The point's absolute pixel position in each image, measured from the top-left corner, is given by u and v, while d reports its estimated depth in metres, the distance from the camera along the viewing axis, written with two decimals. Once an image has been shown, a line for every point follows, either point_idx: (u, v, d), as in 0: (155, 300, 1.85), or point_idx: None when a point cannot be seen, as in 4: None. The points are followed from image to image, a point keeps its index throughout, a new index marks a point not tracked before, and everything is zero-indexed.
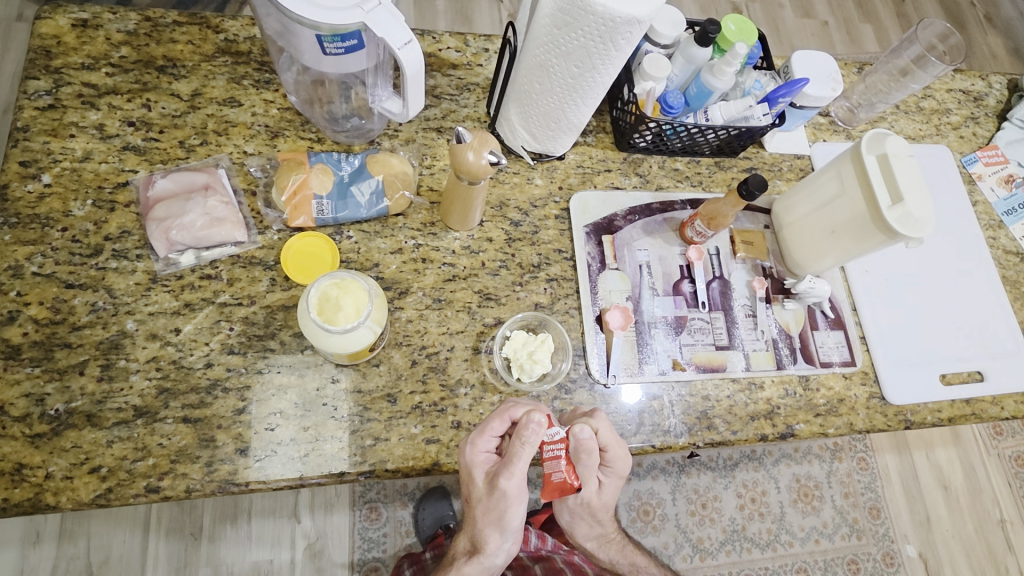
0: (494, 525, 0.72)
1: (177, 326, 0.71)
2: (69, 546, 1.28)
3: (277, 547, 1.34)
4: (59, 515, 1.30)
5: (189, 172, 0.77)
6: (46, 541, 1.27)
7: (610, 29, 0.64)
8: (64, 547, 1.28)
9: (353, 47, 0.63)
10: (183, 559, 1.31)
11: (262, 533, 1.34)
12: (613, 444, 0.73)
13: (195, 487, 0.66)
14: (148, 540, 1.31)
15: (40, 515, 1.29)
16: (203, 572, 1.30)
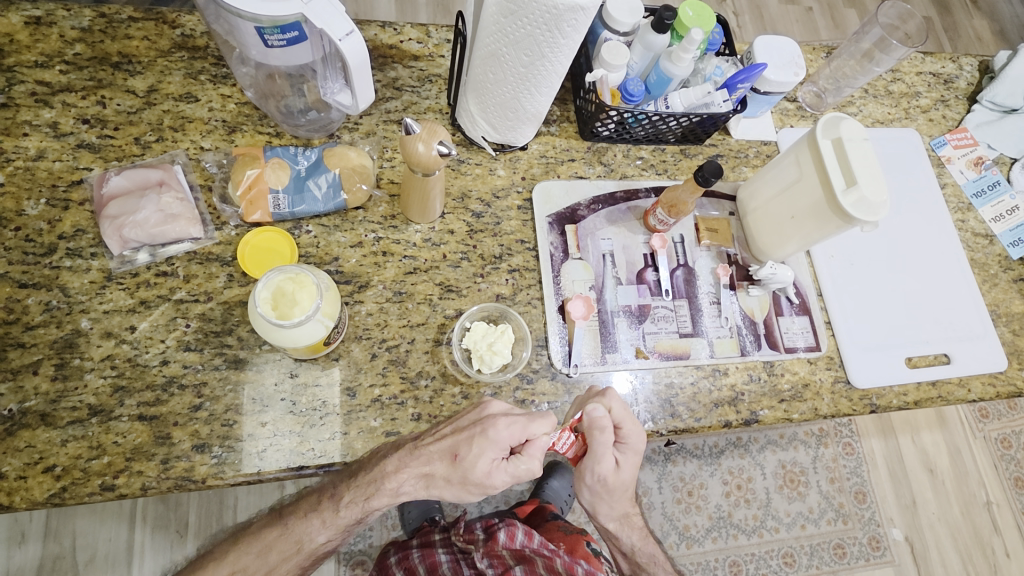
0: (405, 474, 0.67)
1: (132, 324, 0.71)
2: (54, 544, 1.28)
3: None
4: (43, 514, 1.30)
5: (144, 168, 0.76)
6: (31, 541, 1.28)
7: (554, 17, 0.63)
8: (48, 546, 1.28)
9: (296, 39, 0.62)
10: (168, 556, 1.30)
11: None
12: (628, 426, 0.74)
13: (151, 484, 0.66)
14: (133, 537, 1.31)
15: (23, 515, 1.29)
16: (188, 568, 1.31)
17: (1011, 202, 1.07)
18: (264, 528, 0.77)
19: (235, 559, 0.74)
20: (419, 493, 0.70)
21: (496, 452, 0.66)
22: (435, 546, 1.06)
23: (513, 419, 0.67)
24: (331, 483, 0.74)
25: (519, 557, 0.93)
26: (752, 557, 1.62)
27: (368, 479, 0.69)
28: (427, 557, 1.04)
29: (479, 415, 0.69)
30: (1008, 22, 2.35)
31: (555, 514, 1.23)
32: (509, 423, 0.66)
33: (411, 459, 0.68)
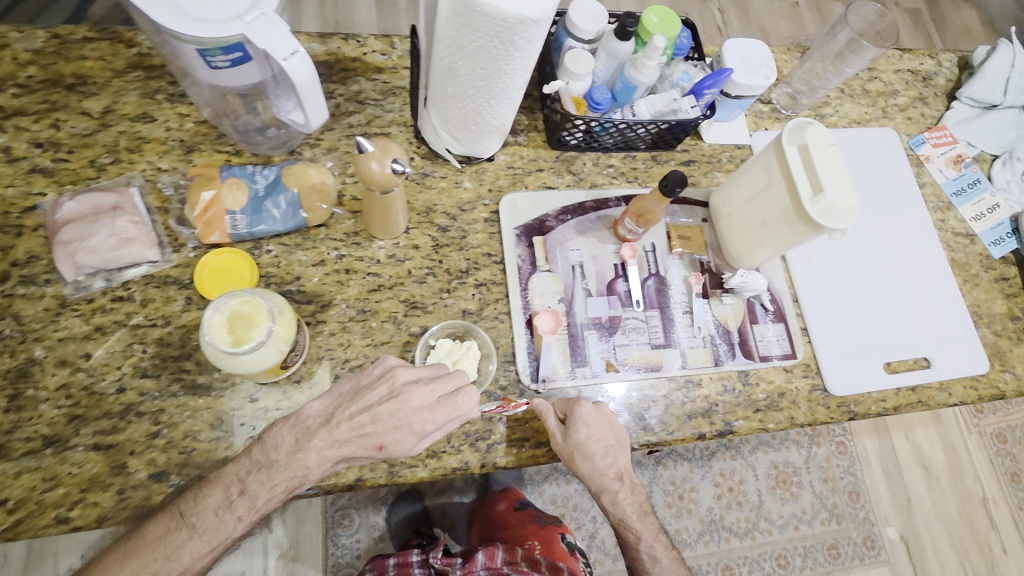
0: (325, 462, 0.65)
1: (88, 351, 0.70)
2: None
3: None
4: None
5: (99, 192, 0.75)
6: None
7: (504, 30, 0.61)
8: None
9: (241, 59, 0.61)
10: None
11: None
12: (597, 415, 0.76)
13: (108, 515, 0.65)
14: None
15: None
16: None
17: (992, 200, 1.05)
18: (161, 526, 0.63)
19: (143, 562, 0.63)
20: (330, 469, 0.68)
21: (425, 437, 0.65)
22: (413, 565, 1.07)
23: (435, 408, 0.64)
24: (236, 471, 0.65)
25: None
26: (745, 560, 1.61)
27: (289, 469, 0.64)
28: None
29: (398, 396, 0.64)
30: (997, 12, 2.33)
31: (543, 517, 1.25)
32: (436, 413, 0.64)
33: (331, 445, 0.64)
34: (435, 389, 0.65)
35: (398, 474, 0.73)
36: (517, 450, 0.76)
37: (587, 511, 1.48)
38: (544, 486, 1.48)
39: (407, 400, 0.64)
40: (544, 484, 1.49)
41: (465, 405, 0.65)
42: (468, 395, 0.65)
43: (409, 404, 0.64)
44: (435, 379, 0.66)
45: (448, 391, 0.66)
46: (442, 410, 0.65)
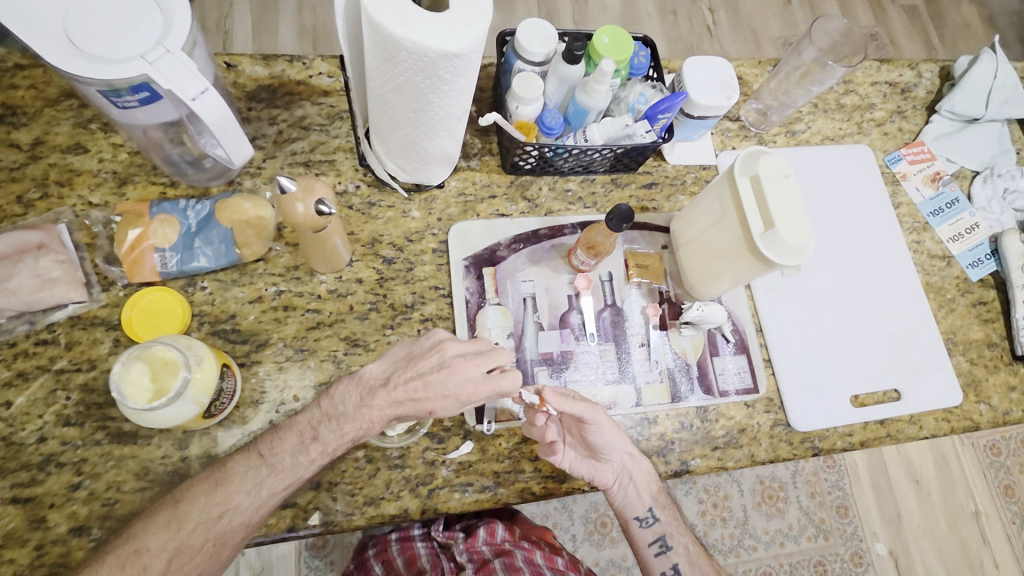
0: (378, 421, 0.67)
1: (8, 399, 0.68)
2: None
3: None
4: None
5: (24, 229, 0.72)
6: None
7: (427, 65, 0.58)
8: None
9: (151, 98, 0.57)
10: None
11: None
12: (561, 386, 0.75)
13: (22, 572, 0.63)
14: None
15: None
16: None
17: (971, 219, 1.01)
18: (242, 463, 0.65)
19: (225, 497, 0.65)
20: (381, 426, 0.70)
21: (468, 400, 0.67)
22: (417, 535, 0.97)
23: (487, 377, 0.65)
24: (308, 420, 0.67)
25: (500, 550, 0.93)
26: None
27: (357, 421, 0.67)
28: (405, 549, 0.95)
29: (449, 366, 0.65)
30: (997, 8, 2.26)
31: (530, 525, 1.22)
32: (480, 388, 0.65)
33: (387, 403, 0.66)
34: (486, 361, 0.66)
35: (334, 522, 0.70)
36: (460, 495, 0.73)
37: (566, 530, 1.46)
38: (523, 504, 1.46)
39: (457, 371, 0.65)
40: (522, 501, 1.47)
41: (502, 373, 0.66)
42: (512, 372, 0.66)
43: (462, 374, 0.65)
44: (480, 354, 0.66)
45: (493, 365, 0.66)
46: (485, 386, 0.65)
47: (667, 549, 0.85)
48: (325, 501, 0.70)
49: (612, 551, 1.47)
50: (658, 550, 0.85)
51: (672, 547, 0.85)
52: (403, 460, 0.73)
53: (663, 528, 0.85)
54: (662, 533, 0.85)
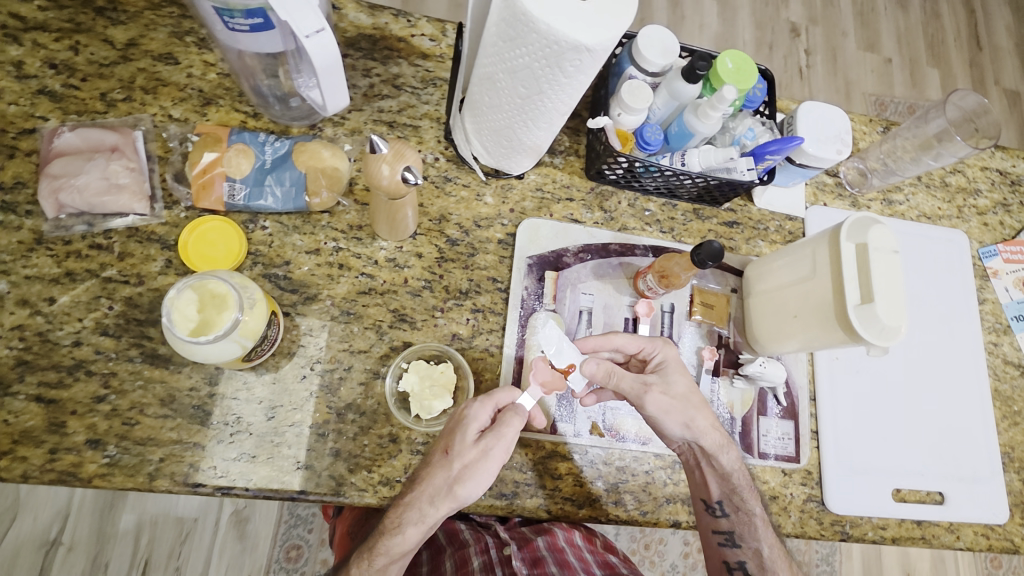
0: (433, 518, 0.64)
1: (52, 296, 0.66)
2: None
3: (202, 509, 1.50)
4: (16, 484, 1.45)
5: (101, 129, 0.70)
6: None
7: (554, 53, 0.54)
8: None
9: (261, 26, 0.54)
10: (108, 503, 1.46)
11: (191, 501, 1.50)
12: (633, 342, 0.74)
13: (32, 474, 0.61)
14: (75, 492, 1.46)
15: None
16: (127, 515, 1.46)
17: None
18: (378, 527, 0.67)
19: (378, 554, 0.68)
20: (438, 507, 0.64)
21: (506, 452, 0.65)
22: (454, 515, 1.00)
23: (505, 423, 0.65)
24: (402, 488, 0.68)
25: (539, 530, 0.96)
26: None
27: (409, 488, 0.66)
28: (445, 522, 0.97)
29: (457, 425, 0.67)
30: None
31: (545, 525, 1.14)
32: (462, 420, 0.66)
33: (415, 498, 0.64)
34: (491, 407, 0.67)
35: (344, 495, 0.67)
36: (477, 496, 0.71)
37: None
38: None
39: (465, 431, 0.65)
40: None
41: (518, 419, 0.66)
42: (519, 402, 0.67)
43: (471, 433, 0.65)
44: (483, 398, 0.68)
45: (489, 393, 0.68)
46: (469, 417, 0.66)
47: (734, 545, 0.77)
48: (340, 471, 0.68)
49: None
50: (724, 542, 0.78)
51: (739, 546, 0.77)
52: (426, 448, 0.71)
53: (733, 525, 0.76)
54: (731, 530, 0.76)
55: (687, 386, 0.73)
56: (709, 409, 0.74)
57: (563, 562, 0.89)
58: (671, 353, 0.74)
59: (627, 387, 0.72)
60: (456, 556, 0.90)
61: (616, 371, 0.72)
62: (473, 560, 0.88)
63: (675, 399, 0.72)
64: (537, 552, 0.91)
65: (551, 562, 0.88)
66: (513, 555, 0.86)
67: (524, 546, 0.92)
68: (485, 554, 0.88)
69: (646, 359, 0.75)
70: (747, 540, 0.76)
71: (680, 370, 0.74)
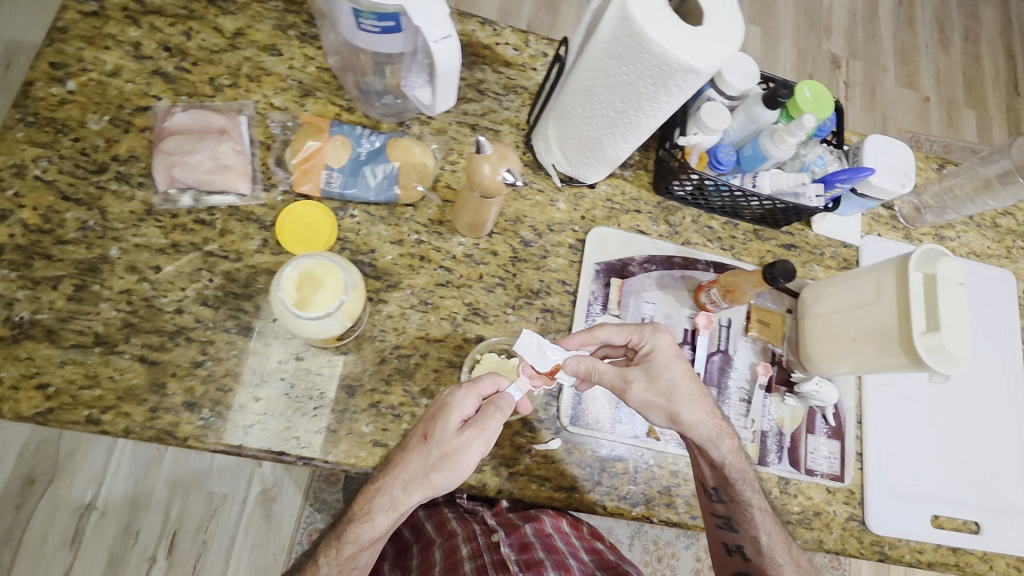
0: (404, 504, 0.65)
1: (158, 265, 0.70)
2: (40, 453, 1.45)
3: (233, 485, 1.52)
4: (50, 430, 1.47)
5: (210, 112, 0.74)
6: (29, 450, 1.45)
7: (663, 73, 0.57)
8: (36, 453, 1.45)
9: (389, 29, 0.59)
10: (143, 470, 1.49)
11: (222, 472, 1.52)
12: (619, 332, 0.74)
13: (133, 429, 0.66)
14: (116, 448, 1.49)
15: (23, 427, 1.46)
16: (160, 485, 1.49)
17: None
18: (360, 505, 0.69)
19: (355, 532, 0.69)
20: (411, 493, 0.64)
21: (486, 445, 0.64)
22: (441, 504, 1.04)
23: (490, 416, 0.64)
24: (377, 471, 0.67)
25: (526, 517, 0.95)
26: None
27: (384, 471, 0.66)
28: (434, 515, 1.02)
29: (439, 411, 0.65)
30: None
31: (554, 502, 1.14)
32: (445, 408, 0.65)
33: (388, 482, 0.65)
34: (476, 396, 0.66)
35: None
36: (537, 486, 0.74)
37: None
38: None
39: (447, 419, 0.64)
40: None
41: (501, 413, 0.65)
42: (505, 394, 0.66)
43: (452, 421, 0.64)
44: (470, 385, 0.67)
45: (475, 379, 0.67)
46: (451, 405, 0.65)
47: (731, 528, 0.77)
48: None
49: None
50: (721, 525, 0.77)
51: (737, 531, 0.77)
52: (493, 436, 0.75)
53: (732, 510, 0.75)
54: (728, 515, 0.76)
55: (673, 378, 0.73)
56: (701, 398, 0.74)
57: (551, 547, 0.90)
58: (659, 343, 0.74)
59: (609, 379, 0.73)
60: (445, 547, 0.93)
61: (597, 368, 0.72)
62: (462, 548, 0.91)
63: (656, 394, 0.73)
64: (525, 538, 0.91)
65: (539, 547, 0.89)
66: (501, 542, 0.87)
67: (511, 533, 0.92)
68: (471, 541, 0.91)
69: (636, 347, 0.75)
70: (743, 525, 0.76)
71: (667, 362, 0.73)
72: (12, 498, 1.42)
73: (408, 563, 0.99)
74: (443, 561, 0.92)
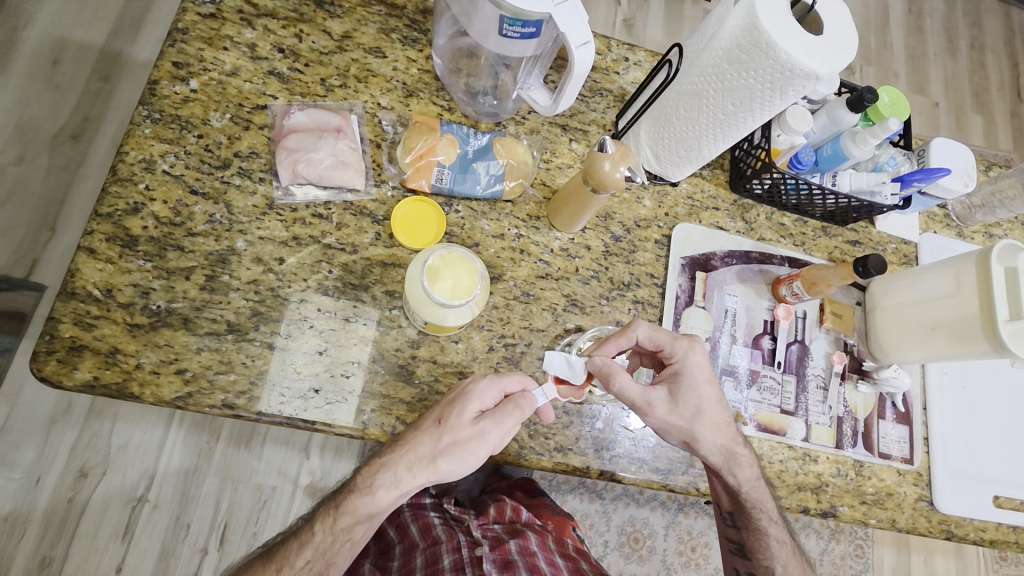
0: (405, 485, 0.68)
1: (282, 256, 0.73)
2: (88, 436, 1.30)
3: (281, 476, 1.37)
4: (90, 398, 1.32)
5: (325, 111, 0.78)
6: (68, 429, 1.29)
7: (784, 78, 0.61)
8: (83, 436, 1.30)
9: (529, 35, 0.63)
10: (194, 459, 1.34)
11: (271, 459, 1.37)
12: (656, 335, 0.76)
13: (266, 412, 0.69)
14: (167, 435, 1.34)
15: (65, 400, 1.31)
16: (209, 480, 1.34)
17: None
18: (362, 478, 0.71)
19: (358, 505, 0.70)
20: (416, 478, 0.67)
21: (500, 438, 0.67)
22: (428, 508, 1.03)
23: (507, 412, 0.67)
24: (382, 454, 0.70)
25: (513, 534, 0.95)
26: None
27: (390, 452, 0.69)
28: (418, 518, 1.00)
29: (459, 397, 0.69)
30: None
31: (555, 506, 1.11)
32: (462, 395, 0.68)
33: (393, 461, 0.68)
34: (499, 389, 0.70)
35: (524, 457, 0.75)
36: (635, 469, 0.78)
37: (601, 534, 1.42)
38: (567, 497, 1.41)
39: (465, 406, 0.67)
40: (567, 494, 1.42)
41: (520, 411, 0.68)
42: (527, 395, 0.69)
43: (470, 410, 0.67)
44: (494, 379, 0.70)
45: (502, 376, 0.70)
46: (469, 396, 0.68)
47: (744, 554, 0.84)
48: (522, 435, 0.75)
49: (636, 569, 1.44)
50: (734, 549, 0.86)
51: (750, 559, 0.84)
52: (594, 421, 0.78)
53: (745, 537, 0.83)
54: (740, 539, 0.83)
55: (693, 398, 0.75)
56: (723, 426, 0.76)
57: (534, 567, 0.88)
58: (691, 363, 0.75)
59: (636, 394, 0.73)
60: (427, 553, 0.92)
61: (619, 376, 0.72)
62: (445, 558, 0.89)
63: (678, 418, 0.74)
64: (509, 554, 0.89)
65: (522, 566, 0.87)
66: (483, 556, 0.86)
67: (496, 548, 0.90)
68: (456, 552, 0.90)
69: (668, 359, 0.77)
70: (758, 555, 0.83)
71: (695, 383, 0.75)
72: (63, 492, 1.27)
73: (386, 564, 0.95)
74: (423, 568, 0.90)
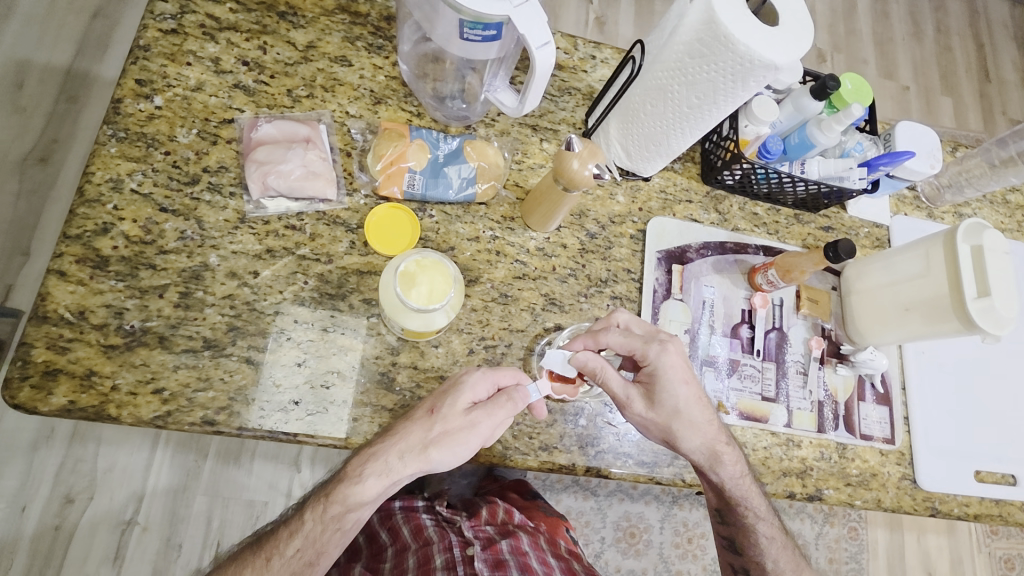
0: (395, 473, 0.67)
1: (256, 270, 0.73)
2: (72, 459, 1.28)
3: (272, 491, 1.36)
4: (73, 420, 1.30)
5: (293, 122, 0.78)
6: (52, 454, 1.27)
7: (744, 70, 0.62)
8: (67, 460, 1.28)
9: (490, 37, 0.63)
10: (182, 477, 1.33)
11: (260, 473, 1.36)
12: (638, 322, 0.78)
13: (247, 427, 0.68)
14: (153, 454, 1.32)
15: (48, 424, 1.29)
16: (198, 499, 1.32)
17: None
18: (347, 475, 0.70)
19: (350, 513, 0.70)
20: (405, 471, 0.67)
21: (492, 429, 0.67)
22: (419, 510, 1.02)
23: (499, 403, 0.68)
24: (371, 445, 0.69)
25: (505, 534, 0.95)
26: None
27: (381, 440, 0.68)
28: (411, 519, 0.99)
29: (452, 388, 0.69)
30: None
31: (549, 510, 1.11)
32: (456, 385, 0.69)
33: (383, 449, 0.67)
34: (492, 381, 0.70)
35: (509, 458, 0.75)
36: (621, 463, 0.79)
37: (596, 531, 1.43)
38: (561, 496, 1.41)
39: (458, 397, 0.68)
40: (561, 493, 1.42)
41: (512, 404, 0.68)
42: (521, 387, 0.70)
43: (462, 401, 0.68)
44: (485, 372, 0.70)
45: (493, 369, 0.71)
46: (462, 385, 0.69)
47: (735, 549, 0.85)
48: (506, 436, 0.75)
49: (634, 563, 1.45)
50: (726, 544, 0.86)
51: (741, 554, 0.85)
52: (578, 418, 0.78)
53: (735, 533, 0.83)
54: (730, 535, 0.84)
55: (670, 398, 0.74)
56: (703, 425, 0.75)
57: (525, 566, 0.88)
58: (666, 363, 0.73)
59: (615, 388, 0.74)
60: (418, 555, 0.91)
61: (604, 371, 0.74)
62: (437, 557, 0.89)
63: (655, 416, 0.74)
64: (501, 554, 0.90)
65: (513, 565, 0.87)
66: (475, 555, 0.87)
67: (487, 548, 0.91)
68: (447, 552, 0.90)
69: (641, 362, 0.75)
70: (749, 550, 0.84)
71: (673, 381, 0.74)
72: (49, 519, 1.25)
73: (379, 565, 0.94)
74: (415, 568, 0.89)
